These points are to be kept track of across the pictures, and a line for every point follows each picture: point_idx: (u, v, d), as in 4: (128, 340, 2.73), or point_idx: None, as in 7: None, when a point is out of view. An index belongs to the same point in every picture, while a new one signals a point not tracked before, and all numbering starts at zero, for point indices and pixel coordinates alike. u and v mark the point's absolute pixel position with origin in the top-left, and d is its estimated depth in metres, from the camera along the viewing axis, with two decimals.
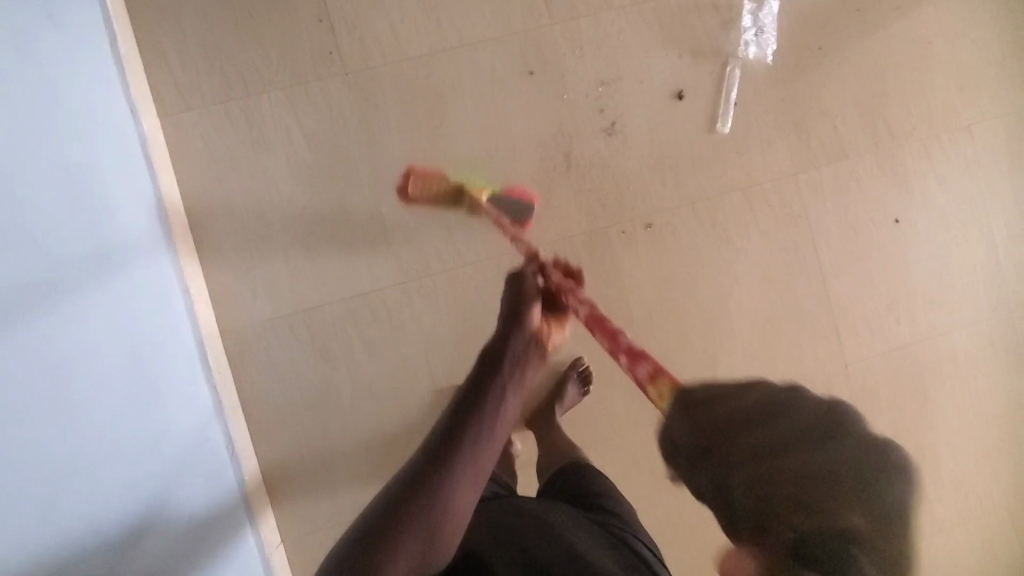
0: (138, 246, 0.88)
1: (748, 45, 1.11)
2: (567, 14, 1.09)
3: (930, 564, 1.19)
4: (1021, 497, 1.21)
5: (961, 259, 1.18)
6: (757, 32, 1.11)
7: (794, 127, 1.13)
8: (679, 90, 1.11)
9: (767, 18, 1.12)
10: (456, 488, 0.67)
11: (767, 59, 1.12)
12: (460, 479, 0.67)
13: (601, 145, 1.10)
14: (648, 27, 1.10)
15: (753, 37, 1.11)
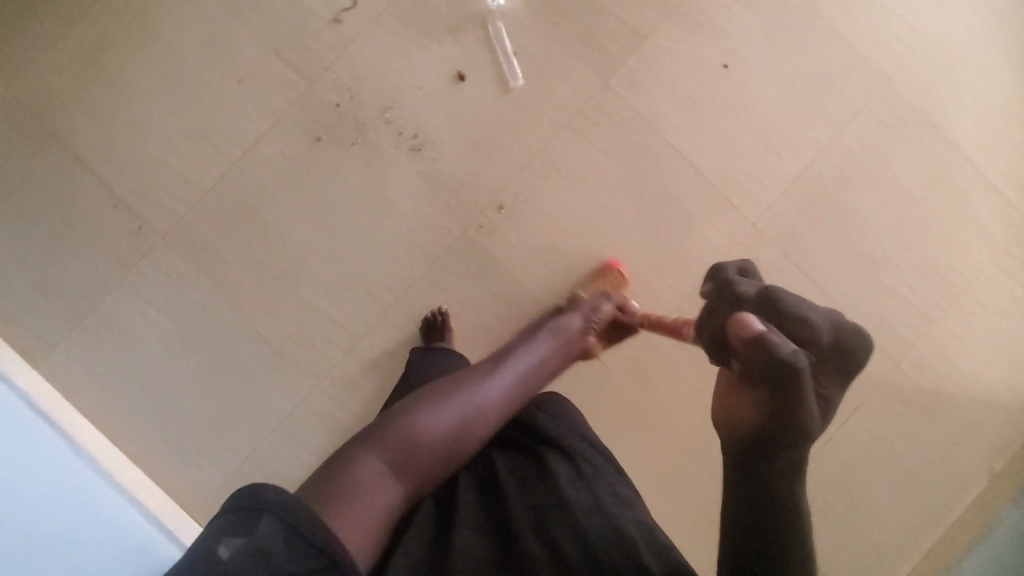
0: (58, 470, 0.91)
1: None
2: (318, 67, 1.07)
3: (946, 358, 1.12)
4: (999, 247, 1.12)
5: (812, 62, 1.11)
6: None
7: (579, 41, 1.09)
8: (457, 73, 1.08)
9: None
10: (452, 426, 0.65)
11: None
12: (459, 420, 0.66)
13: (415, 163, 1.08)
14: (395, 33, 1.08)
15: None
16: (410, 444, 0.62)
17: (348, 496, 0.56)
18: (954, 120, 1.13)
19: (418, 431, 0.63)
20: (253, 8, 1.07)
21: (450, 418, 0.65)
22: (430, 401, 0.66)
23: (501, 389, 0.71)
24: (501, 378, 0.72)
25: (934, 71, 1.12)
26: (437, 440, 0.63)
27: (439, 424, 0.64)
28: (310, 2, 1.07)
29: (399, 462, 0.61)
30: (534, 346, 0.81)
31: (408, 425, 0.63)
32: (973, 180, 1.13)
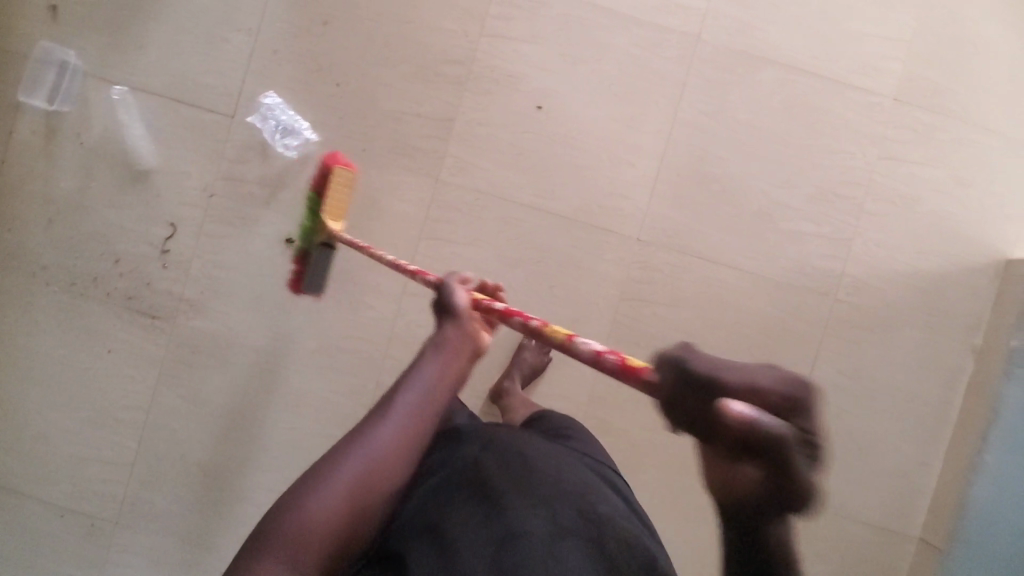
0: None
1: (286, 145, 1.06)
2: (172, 302, 1.06)
3: (879, 268, 1.08)
4: (878, 140, 1.08)
5: (617, 58, 1.06)
6: (283, 130, 1.06)
7: (393, 154, 1.07)
8: (291, 237, 1.06)
9: (278, 111, 1.06)
10: (403, 433, 0.54)
11: (312, 139, 1.06)
12: (412, 422, 0.54)
13: (303, 341, 1.07)
14: (225, 235, 1.06)
15: (284, 137, 1.06)
16: (317, 515, 0.51)
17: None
18: (780, 40, 1.07)
19: (310, 517, 0.51)
20: (88, 278, 1.06)
21: (342, 491, 0.52)
22: (324, 465, 0.53)
23: (400, 433, 0.54)
24: (404, 413, 0.54)
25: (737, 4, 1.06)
26: (349, 496, 0.52)
27: (337, 501, 0.52)
28: (136, 248, 1.06)
29: (301, 554, 0.50)
30: (426, 369, 0.56)
31: (297, 513, 0.51)
32: (824, 87, 1.07)
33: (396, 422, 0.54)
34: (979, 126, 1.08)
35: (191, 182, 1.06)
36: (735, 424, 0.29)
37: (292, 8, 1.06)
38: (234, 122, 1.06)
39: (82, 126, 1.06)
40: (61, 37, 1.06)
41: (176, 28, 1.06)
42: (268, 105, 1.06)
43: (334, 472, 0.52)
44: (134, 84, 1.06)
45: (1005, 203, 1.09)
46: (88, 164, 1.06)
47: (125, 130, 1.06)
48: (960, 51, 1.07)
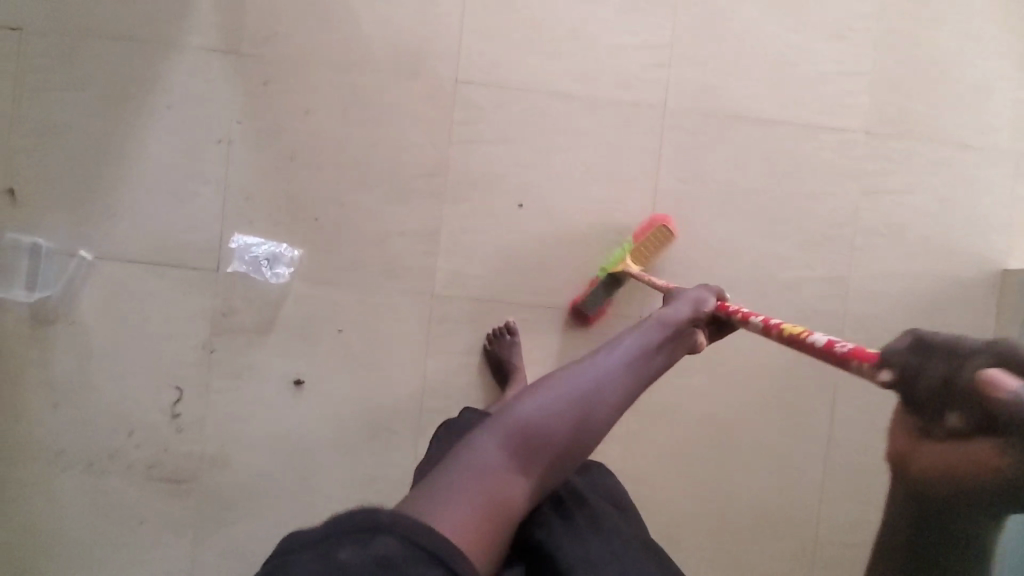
0: None
1: (274, 272, 1.05)
2: (192, 463, 1.05)
3: (879, 301, 1.09)
4: (859, 176, 1.08)
5: (589, 143, 1.06)
6: (266, 260, 1.05)
7: (383, 278, 1.06)
8: (296, 378, 1.05)
9: (254, 246, 1.05)
10: (613, 385, 0.67)
11: (298, 255, 1.05)
12: (621, 369, 0.68)
13: (327, 477, 1.06)
14: (230, 387, 1.05)
15: (269, 265, 1.05)
16: (524, 437, 0.62)
17: (454, 492, 0.58)
18: (747, 96, 1.06)
19: (528, 418, 0.63)
20: (106, 454, 1.05)
21: (563, 411, 0.63)
22: (527, 392, 0.66)
23: (614, 399, 0.66)
24: (603, 365, 0.67)
25: (696, 67, 1.06)
26: (546, 430, 0.62)
27: (549, 412, 0.63)
28: (146, 416, 1.05)
29: (522, 459, 0.62)
30: (627, 339, 0.70)
31: (515, 416, 0.63)
32: (798, 133, 1.07)
33: (612, 363, 0.68)
34: (953, 144, 1.09)
35: (188, 341, 1.04)
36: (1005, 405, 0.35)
37: (256, 150, 1.04)
38: (219, 274, 1.05)
39: (66, 304, 1.03)
40: (26, 221, 1.03)
41: (142, 191, 1.04)
42: (241, 248, 1.05)
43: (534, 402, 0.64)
44: (111, 253, 1.04)
45: (991, 215, 1.09)
46: (80, 341, 1.04)
47: (111, 302, 1.04)
48: (923, 75, 1.08)
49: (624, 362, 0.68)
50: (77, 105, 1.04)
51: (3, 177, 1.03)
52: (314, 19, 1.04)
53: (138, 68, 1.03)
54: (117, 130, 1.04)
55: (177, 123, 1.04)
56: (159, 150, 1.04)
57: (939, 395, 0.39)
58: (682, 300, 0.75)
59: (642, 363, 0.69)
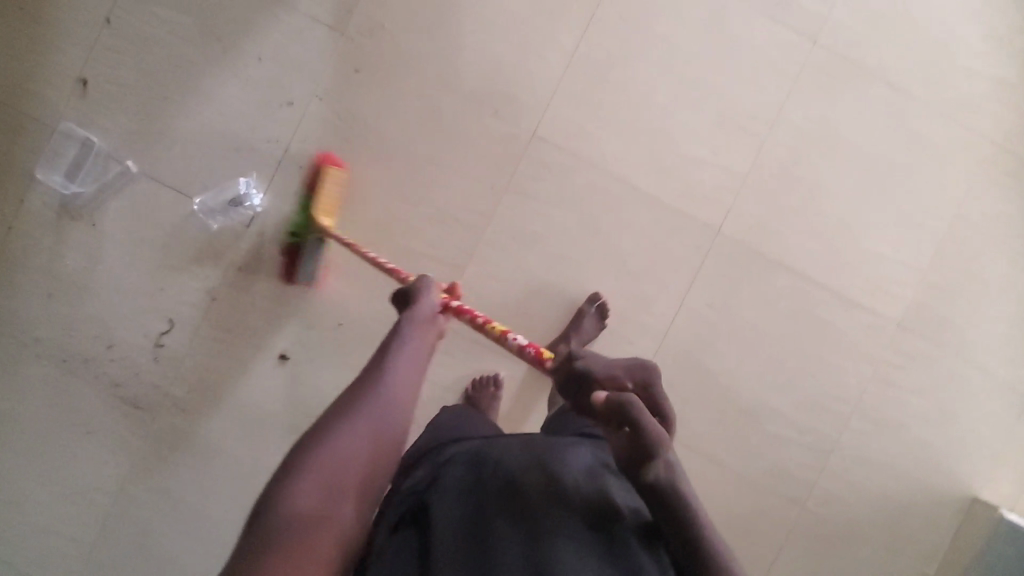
0: None
1: (242, 210, 1.05)
2: (158, 396, 1.07)
3: (853, 484, 1.09)
4: (877, 362, 1.08)
5: (636, 237, 1.07)
6: (230, 203, 1.05)
7: (397, 290, 1.07)
8: (281, 353, 1.06)
9: (215, 198, 1.05)
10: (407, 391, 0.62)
11: (253, 183, 1.05)
12: (404, 372, 0.63)
13: (276, 453, 1.07)
14: (218, 339, 1.06)
15: (236, 206, 1.05)
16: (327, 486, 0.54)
17: (299, 541, 0.51)
18: (799, 248, 1.07)
19: (326, 476, 0.54)
20: (81, 358, 1.07)
21: (356, 462, 0.56)
22: (324, 434, 0.57)
23: (401, 391, 0.62)
24: (400, 371, 0.63)
25: (762, 204, 1.07)
26: (351, 473, 0.55)
27: (359, 434, 0.57)
28: (130, 337, 1.06)
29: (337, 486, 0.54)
30: (411, 340, 0.67)
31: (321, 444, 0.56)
32: (835, 301, 1.08)
33: (398, 380, 0.62)
34: (974, 363, 1.09)
35: (195, 282, 1.06)
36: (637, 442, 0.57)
37: (325, 127, 1.05)
38: (247, 230, 1.05)
39: (96, 206, 1.05)
40: (87, 116, 1.04)
41: (203, 127, 1.05)
42: (206, 207, 1.05)
43: (343, 444, 0.56)
44: (154, 174, 1.05)
45: (986, 443, 1.10)
46: (96, 246, 1.05)
47: (138, 219, 1.05)
48: (968, 289, 1.09)
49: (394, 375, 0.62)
50: (173, 24, 1.04)
51: (79, 66, 1.04)
52: (424, 27, 1.05)
53: (242, 11, 1.04)
54: (202, 61, 1.04)
55: (260, 76, 1.04)
56: (235, 94, 1.04)
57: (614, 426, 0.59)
58: (421, 291, 0.75)
59: (416, 362, 0.65)
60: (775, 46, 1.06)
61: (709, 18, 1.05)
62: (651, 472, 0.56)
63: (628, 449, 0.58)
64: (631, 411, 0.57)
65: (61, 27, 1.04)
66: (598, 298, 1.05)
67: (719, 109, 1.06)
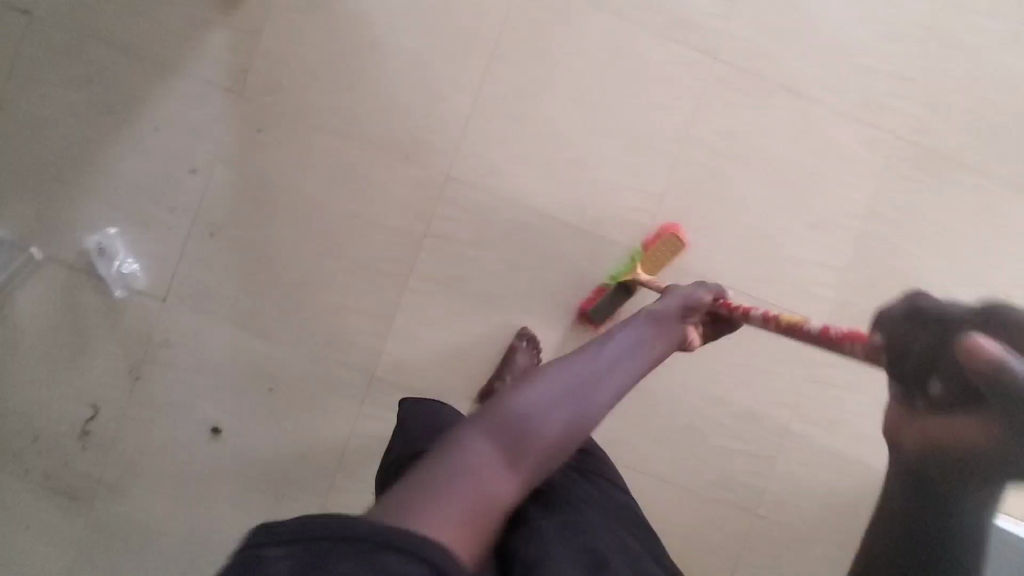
0: None
1: (124, 258, 1.03)
2: (90, 483, 1.04)
3: (800, 486, 1.10)
4: (811, 363, 1.10)
5: (561, 268, 1.07)
6: (114, 260, 1.03)
7: (326, 347, 1.05)
8: (213, 425, 1.04)
9: (100, 269, 1.02)
10: (562, 423, 0.54)
11: (106, 228, 1.03)
12: (590, 376, 0.57)
13: (220, 528, 1.05)
14: (146, 418, 1.03)
15: (119, 259, 1.03)
16: (464, 502, 0.49)
17: (448, 487, 0.49)
18: (723, 261, 1.08)
19: (479, 457, 0.51)
20: (5, 455, 1.03)
21: (479, 487, 0.50)
22: (494, 411, 0.54)
23: (609, 398, 0.57)
24: (590, 361, 0.59)
25: (682, 221, 1.07)
26: (507, 478, 0.51)
27: (545, 404, 0.54)
28: (55, 425, 1.03)
29: (508, 450, 0.52)
30: (610, 342, 0.61)
31: (507, 406, 0.54)
32: (764, 309, 1.09)
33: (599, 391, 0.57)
34: None
35: (117, 363, 1.03)
36: (986, 366, 0.35)
37: (233, 192, 1.03)
38: (166, 304, 1.03)
39: (5, 296, 1.02)
40: None
41: (107, 205, 1.03)
42: (109, 282, 1.02)
43: (520, 405, 0.54)
44: (62, 257, 1.03)
45: None
46: (8, 337, 1.02)
47: (52, 304, 1.03)
48: (891, 283, 1.11)
49: (596, 361, 0.59)
50: (65, 102, 1.02)
51: None
52: (322, 79, 1.03)
53: (135, 82, 1.02)
54: (100, 138, 1.02)
55: (160, 146, 1.02)
56: (137, 167, 1.02)
57: (931, 352, 0.41)
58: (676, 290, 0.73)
59: (607, 351, 0.60)
60: (676, 65, 1.07)
61: (608, 44, 1.06)
62: (981, 375, 0.36)
63: (979, 426, 0.38)
64: (954, 314, 0.40)
65: None
66: (526, 331, 1.05)
67: (628, 132, 1.07)
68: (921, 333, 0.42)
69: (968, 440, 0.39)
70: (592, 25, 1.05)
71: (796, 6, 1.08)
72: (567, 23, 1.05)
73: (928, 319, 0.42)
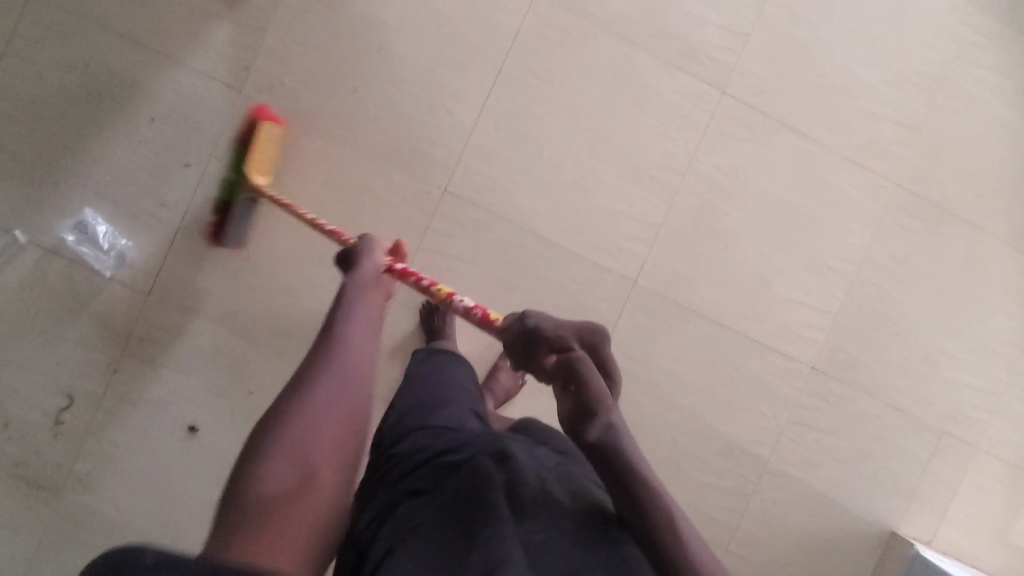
0: None
1: (110, 236, 1.00)
2: (60, 474, 1.02)
3: (774, 527, 1.10)
4: (793, 404, 1.10)
5: (551, 291, 1.06)
6: (99, 241, 1.00)
7: (309, 353, 1.04)
8: (189, 424, 1.03)
9: (90, 252, 1.00)
10: (349, 417, 0.52)
11: (88, 209, 1.00)
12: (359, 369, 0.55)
13: (188, 527, 1.04)
14: (122, 413, 1.02)
15: (105, 238, 1.00)
16: (278, 521, 0.45)
17: (263, 519, 0.45)
18: (713, 296, 1.08)
19: (278, 484, 0.47)
20: None
21: (302, 493, 0.48)
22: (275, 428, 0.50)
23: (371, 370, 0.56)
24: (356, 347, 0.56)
25: (676, 254, 1.07)
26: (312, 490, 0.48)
27: (324, 420, 0.51)
28: (27, 414, 1.01)
29: (301, 463, 0.49)
30: (360, 311, 0.60)
31: (281, 430, 0.49)
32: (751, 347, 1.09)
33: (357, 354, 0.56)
34: (885, 402, 1.12)
35: (95, 355, 1.01)
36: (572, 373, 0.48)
37: (226, 190, 1.01)
38: (149, 298, 1.01)
39: None
40: None
41: (94, 193, 1.00)
42: (102, 265, 1.00)
43: (308, 420, 0.50)
44: (45, 244, 0.99)
45: (900, 479, 1.12)
46: None
47: (30, 291, 1.00)
48: (878, 330, 1.11)
49: (359, 348, 0.56)
50: (61, 85, 0.99)
51: None
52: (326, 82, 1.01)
53: (132, 69, 0.99)
54: (92, 124, 0.99)
55: (154, 137, 0.99)
56: (129, 157, 1.00)
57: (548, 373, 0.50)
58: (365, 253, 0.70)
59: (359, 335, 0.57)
60: (683, 95, 1.06)
61: (617, 69, 1.05)
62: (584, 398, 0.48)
63: (575, 425, 0.50)
64: (561, 339, 0.50)
65: None
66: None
67: (629, 160, 1.06)
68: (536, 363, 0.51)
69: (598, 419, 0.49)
70: (602, 50, 1.04)
71: (808, 47, 1.07)
72: (577, 46, 1.04)
73: (563, 355, 0.49)
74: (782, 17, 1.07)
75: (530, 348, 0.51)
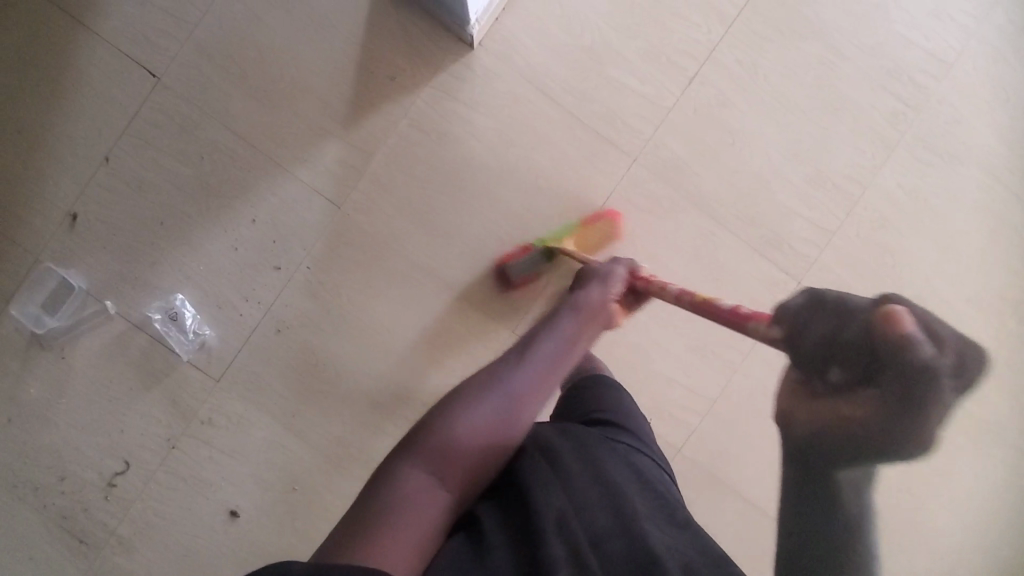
0: None
1: (194, 325, 1.04)
2: (103, 532, 1.07)
3: None
4: None
5: None
6: (184, 327, 1.04)
7: (354, 463, 1.07)
8: (231, 508, 1.07)
9: (174, 336, 1.04)
10: (483, 436, 0.59)
11: (180, 296, 1.04)
12: (511, 395, 0.62)
13: None
14: (172, 486, 1.07)
15: (190, 326, 1.04)
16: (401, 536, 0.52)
17: (391, 525, 0.52)
18: (752, 477, 1.09)
19: (406, 499, 0.54)
20: (30, 487, 1.06)
21: (428, 512, 0.54)
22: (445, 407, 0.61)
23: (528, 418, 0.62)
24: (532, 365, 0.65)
25: (725, 430, 1.08)
26: (436, 513, 0.55)
27: (477, 425, 0.59)
28: (85, 471, 1.06)
29: (439, 472, 0.56)
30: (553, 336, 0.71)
31: (439, 431, 0.58)
32: None
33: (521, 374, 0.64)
34: None
35: (157, 429, 1.06)
36: (899, 322, 0.46)
37: (307, 296, 1.05)
38: (216, 385, 1.05)
39: (68, 340, 1.04)
40: (71, 252, 1.04)
41: (186, 279, 1.04)
42: (183, 349, 1.04)
43: (461, 423, 0.58)
44: (132, 318, 1.04)
45: None
46: (63, 379, 1.05)
47: (110, 358, 1.05)
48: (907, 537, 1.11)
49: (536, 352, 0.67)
50: (173, 172, 1.03)
51: (71, 200, 1.04)
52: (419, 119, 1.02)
53: (244, 170, 1.04)
54: (196, 214, 1.04)
55: (251, 238, 1.04)
56: (225, 252, 1.04)
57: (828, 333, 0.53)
58: (598, 277, 0.83)
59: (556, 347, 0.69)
60: (761, 280, 1.07)
61: (701, 244, 1.06)
62: (855, 322, 0.50)
63: (830, 396, 0.53)
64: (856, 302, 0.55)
65: (60, 160, 1.03)
66: None
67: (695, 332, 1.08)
68: (826, 317, 0.56)
69: (850, 406, 0.51)
70: (688, 223, 1.06)
71: (892, 251, 1.08)
72: (665, 216, 1.05)
73: (814, 303, 0.62)
74: (870, 220, 1.08)
75: (824, 315, 0.57)
